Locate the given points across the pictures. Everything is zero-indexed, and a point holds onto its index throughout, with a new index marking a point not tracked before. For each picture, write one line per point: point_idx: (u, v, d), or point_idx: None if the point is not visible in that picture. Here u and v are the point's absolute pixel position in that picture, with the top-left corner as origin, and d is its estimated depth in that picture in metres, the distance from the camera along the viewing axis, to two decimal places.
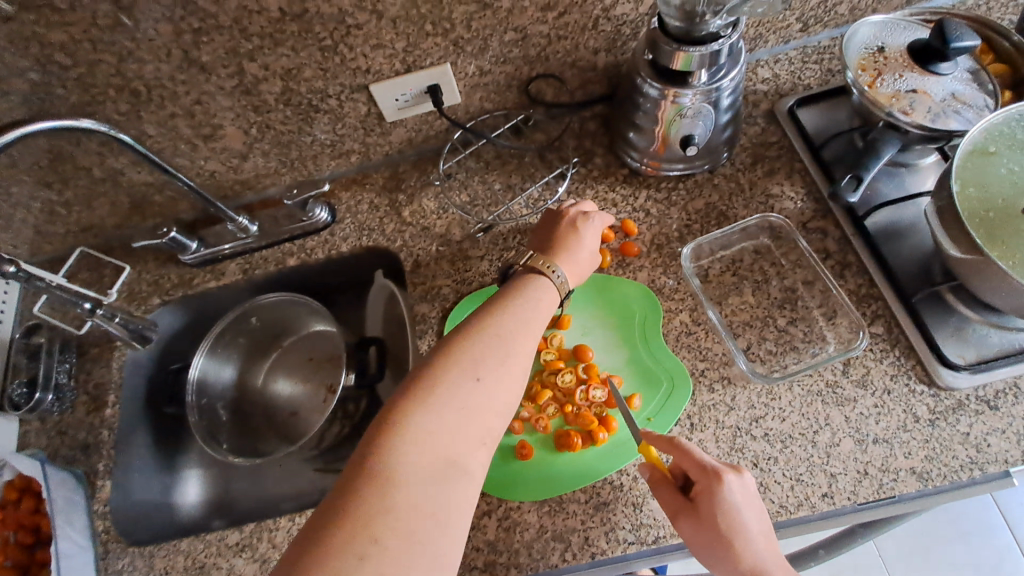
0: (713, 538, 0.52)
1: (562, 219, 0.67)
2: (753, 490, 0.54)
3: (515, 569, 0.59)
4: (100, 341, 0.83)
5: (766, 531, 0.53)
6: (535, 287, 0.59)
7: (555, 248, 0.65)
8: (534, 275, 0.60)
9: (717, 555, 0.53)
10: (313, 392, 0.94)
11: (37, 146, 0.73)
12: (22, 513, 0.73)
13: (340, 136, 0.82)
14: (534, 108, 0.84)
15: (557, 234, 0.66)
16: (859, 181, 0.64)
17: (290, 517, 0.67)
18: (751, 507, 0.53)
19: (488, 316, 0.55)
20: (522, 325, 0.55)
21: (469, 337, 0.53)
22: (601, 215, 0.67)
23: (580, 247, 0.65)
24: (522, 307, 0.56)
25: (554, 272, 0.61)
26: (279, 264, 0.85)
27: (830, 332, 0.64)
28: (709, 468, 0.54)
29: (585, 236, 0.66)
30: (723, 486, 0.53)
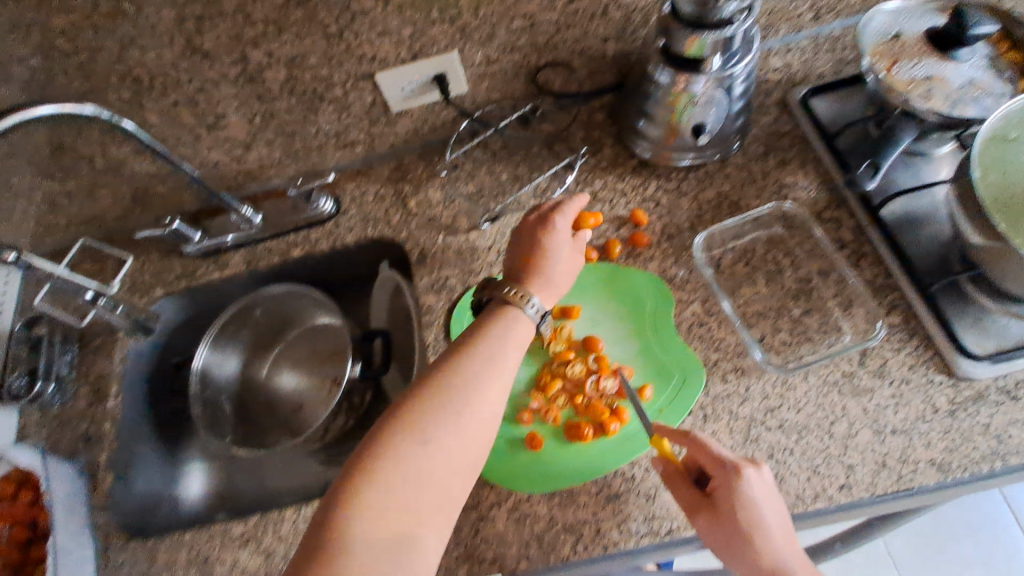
0: (729, 533, 0.53)
1: (531, 230, 0.64)
2: (773, 484, 0.54)
3: (525, 560, 0.59)
4: (103, 333, 0.82)
5: (787, 529, 0.53)
6: (508, 322, 0.57)
7: (528, 269, 0.62)
8: (506, 306, 0.58)
9: (734, 550, 0.53)
10: (318, 385, 0.92)
11: (38, 135, 0.72)
12: (16, 508, 0.68)
13: (345, 126, 0.81)
14: (541, 98, 0.82)
15: (528, 250, 0.63)
16: (876, 169, 0.67)
17: (295, 508, 0.67)
18: (770, 503, 0.53)
19: (453, 361, 0.53)
20: (500, 359, 0.54)
21: (432, 387, 0.51)
22: (567, 218, 0.64)
23: (554, 265, 0.62)
24: (496, 343, 0.55)
25: (528, 303, 0.58)
26: (283, 255, 0.84)
27: (846, 323, 0.63)
28: (727, 462, 0.54)
29: (557, 251, 0.63)
30: (740, 480, 0.53)
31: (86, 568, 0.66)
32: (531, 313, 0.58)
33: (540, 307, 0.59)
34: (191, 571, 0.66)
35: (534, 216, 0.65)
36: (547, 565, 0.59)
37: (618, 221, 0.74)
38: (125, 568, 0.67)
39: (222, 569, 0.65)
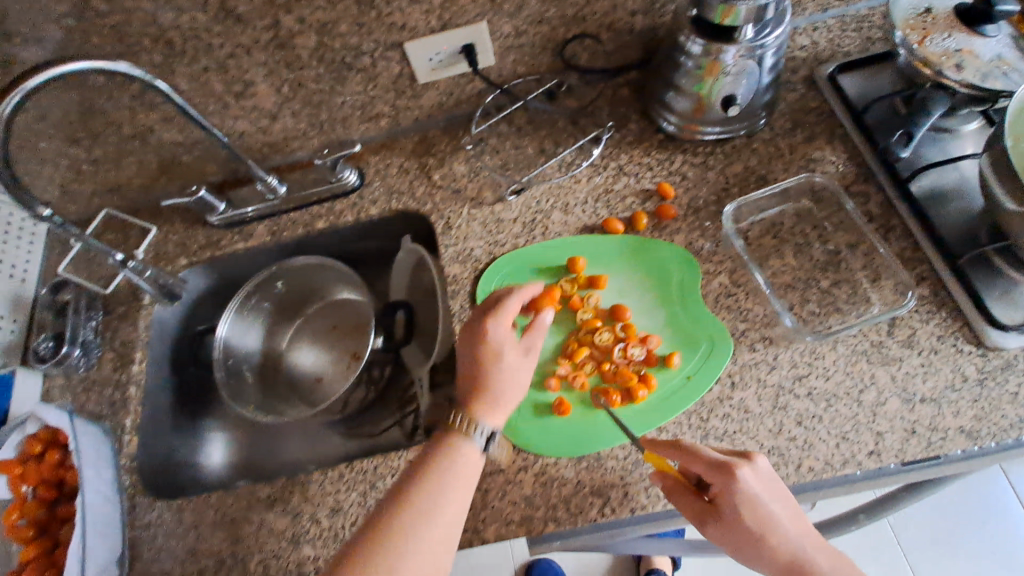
0: (741, 535, 0.53)
1: (469, 340, 0.62)
2: (770, 474, 0.54)
3: (553, 523, 0.60)
4: (127, 301, 0.83)
5: (795, 514, 0.54)
6: (456, 455, 0.56)
7: (473, 383, 0.60)
8: (453, 434, 0.58)
9: (750, 550, 0.54)
10: (339, 359, 0.93)
11: (68, 99, 0.73)
12: (43, 467, 0.69)
13: (371, 98, 0.81)
14: (567, 72, 0.82)
15: (470, 364, 0.61)
16: (910, 138, 0.67)
17: (322, 471, 0.68)
18: (773, 496, 0.53)
19: (414, 481, 0.55)
20: (457, 475, 0.55)
21: (396, 505, 0.53)
22: (502, 320, 0.62)
23: (499, 376, 0.60)
24: (448, 467, 0.55)
25: (475, 432, 0.57)
26: (307, 227, 0.84)
27: (874, 294, 0.64)
28: (722, 465, 0.54)
29: (498, 359, 0.61)
30: (738, 483, 0.53)
31: (114, 526, 0.67)
32: (479, 440, 0.58)
33: (488, 431, 0.58)
34: (217, 531, 0.67)
35: (473, 321, 0.63)
36: (574, 527, 0.60)
37: (644, 194, 0.75)
38: (153, 528, 0.69)
39: (249, 529, 0.66)
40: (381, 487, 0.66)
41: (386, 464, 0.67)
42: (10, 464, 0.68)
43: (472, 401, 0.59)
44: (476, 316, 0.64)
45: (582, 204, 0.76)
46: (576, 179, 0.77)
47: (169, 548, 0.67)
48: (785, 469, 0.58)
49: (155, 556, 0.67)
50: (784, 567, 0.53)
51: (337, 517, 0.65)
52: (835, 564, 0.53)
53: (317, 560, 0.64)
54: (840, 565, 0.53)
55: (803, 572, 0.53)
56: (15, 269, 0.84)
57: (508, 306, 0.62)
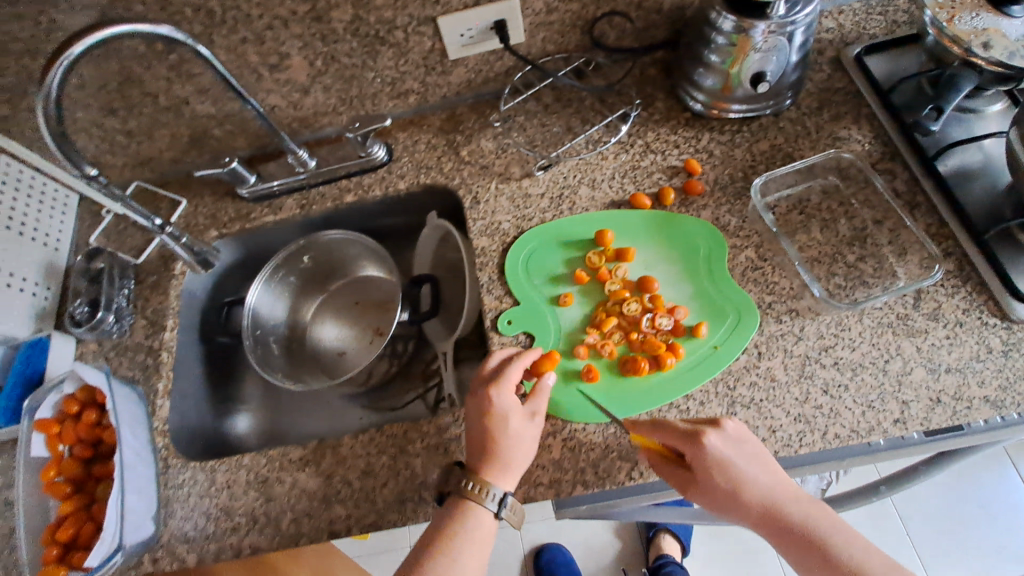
0: (718, 497, 0.56)
1: (475, 409, 0.62)
2: (739, 438, 0.57)
3: (581, 486, 0.61)
4: (158, 270, 0.85)
5: (769, 472, 0.56)
6: (469, 528, 0.58)
7: (482, 449, 0.60)
8: (466, 503, 0.59)
9: (730, 510, 0.56)
10: (363, 335, 0.94)
11: (107, 68, 0.74)
12: (80, 426, 0.70)
13: (401, 74, 0.81)
14: (595, 51, 0.83)
15: (478, 433, 0.61)
16: (940, 112, 0.68)
17: (353, 435, 0.69)
18: (742, 456, 0.56)
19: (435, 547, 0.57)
20: (474, 544, 0.57)
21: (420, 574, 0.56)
22: (505, 389, 0.62)
23: (507, 441, 0.60)
24: (465, 533, 0.58)
25: (489, 498, 0.58)
26: (336, 200, 0.85)
27: (900, 268, 0.65)
28: (689, 432, 0.57)
29: (506, 427, 0.60)
30: (704, 446, 0.56)
31: (150, 485, 0.69)
32: (493, 506, 0.58)
33: (501, 496, 0.59)
34: (251, 491, 0.69)
35: (482, 382, 0.63)
36: (602, 489, 0.61)
37: (672, 170, 0.76)
38: (185, 488, 0.70)
39: (281, 489, 0.68)
40: (410, 450, 0.67)
41: (416, 429, 0.68)
42: (48, 422, 0.70)
43: (483, 470, 0.59)
44: (480, 384, 0.64)
45: (609, 179, 0.77)
46: (603, 155, 0.79)
47: (202, 507, 0.69)
48: (811, 436, 0.60)
49: (188, 514, 0.69)
50: (766, 523, 0.55)
51: (367, 479, 0.67)
52: (817, 517, 0.54)
53: (348, 519, 0.65)
54: (822, 519, 0.54)
55: (785, 528, 0.54)
56: (50, 237, 0.85)
57: (510, 374, 0.62)
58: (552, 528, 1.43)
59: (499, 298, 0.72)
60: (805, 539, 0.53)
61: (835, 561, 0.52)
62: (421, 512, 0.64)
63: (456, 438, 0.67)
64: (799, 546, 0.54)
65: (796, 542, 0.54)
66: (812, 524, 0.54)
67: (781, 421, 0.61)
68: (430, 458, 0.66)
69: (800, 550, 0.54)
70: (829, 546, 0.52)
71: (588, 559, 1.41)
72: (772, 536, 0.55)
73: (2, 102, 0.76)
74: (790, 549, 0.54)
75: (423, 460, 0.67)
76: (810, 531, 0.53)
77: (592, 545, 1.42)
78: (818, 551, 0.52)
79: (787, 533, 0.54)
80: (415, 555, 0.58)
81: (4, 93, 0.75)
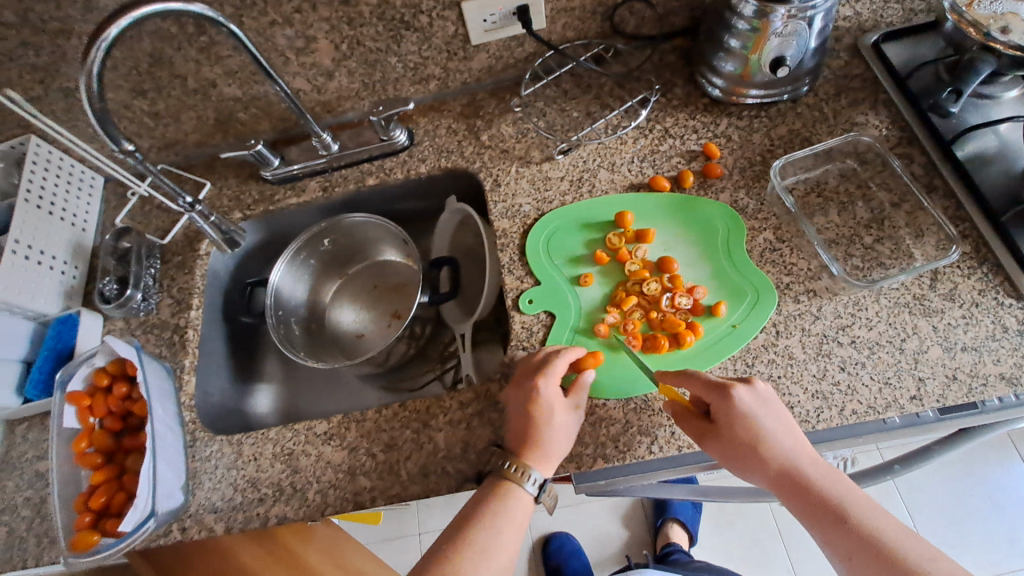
0: (735, 445, 0.57)
1: (519, 397, 0.63)
2: (767, 397, 0.58)
3: (602, 459, 0.63)
4: (183, 250, 0.86)
5: (789, 430, 0.57)
6: (510, 506, 0.59)
7: (524, 435, 0.61)
8: (507, 481, 0.60)
9: (743, 460, 0.57)
10: (381, 318, 0.97)
11: (139, 49, 0.76)
12: (111, 398, 0.72)
13: (424, 59, 0.83)
14: (615, 38, 0.84)
15: (521, 421, 0.62)
16: (958, 95, 0.69)
17: (377, 410, 0.71)
18: (765, 410, 0.58)
19: (475, 518, 0.59)
20: (512, 522, 0.58)
21: (460, 542, 0.57)
22: (551, 380, 0.62)
23: (550, 431, 0.61)
24: (506, 510, 0.59)
25: (528, 480, 0.60)
26: (358, 183, 0.87)
27: (917, 250, 0.66)
28: (717, 382, 0.59)
29: (550, 418, 0.61)
30: (731, 394, 0.58)
31: (179, 456, 0.70)
32: (531, 489, 0.60)
33: (540, 480, 0.60)
34: (277, 464, 0.70)
35: (529, 370, 0.64)
36: (621, 463, 0.63)
37: (690, 155, 0.77)
38: (212, 460, 0.71)
39: (307, 461, 0.69)
40: (433, 425, 0.68)
41: (439, 404, 0.69)
42: (79, 394, 0.71)
43: (524, 453, 0.60)
44: (525, 372, 0.64)
45: (628, 163, 0.78)
46: (622, 140, 0.80)
47: (229, 479, 0.70)
48: (829, 412, 0.61)
49: (215, 485, 0.70)
50: (778, 478, 0.56)
51: (391, 452, 0.68)
52: (834, 482, 0.55)
53: (373, 491, 0.66)
54: (838, 484, 0.55)
55: (798, 483, 0.55)
56: (77, 217, 0.86)
57: (556, 366, 0.63)
58: (560, 517, 1.44)
59: (520, 278, 0.74)
60: (818, 497, 0.54)
61: (846, 518, 0.52)
62: (444, 484, 0.65)
63: (478, 413, 0.68)
64: (810, 503, 0.54)
65: (807, 499, 0.54)
66: (827, 484, 0.54)
67: (799, 398, 0.62)
68: (453, 432, 0.68)
69: (811, 507, 0.54)
70: (843, 507, 0.53)
71: (596, 548, 1.41)
72: (782, 492, 0.56)
73: (35, 82, 0.78)
74: (800, 506, 0.55)
75: (446, 434, 0.68)
76: (824, 491, 0.54)
77: (600, 535, 1.42)
78: (831, 509, 0.53)
79: (799, 489, 0.55)
80: (454, 528, 0.59)
81: (37, 73, 0.77)
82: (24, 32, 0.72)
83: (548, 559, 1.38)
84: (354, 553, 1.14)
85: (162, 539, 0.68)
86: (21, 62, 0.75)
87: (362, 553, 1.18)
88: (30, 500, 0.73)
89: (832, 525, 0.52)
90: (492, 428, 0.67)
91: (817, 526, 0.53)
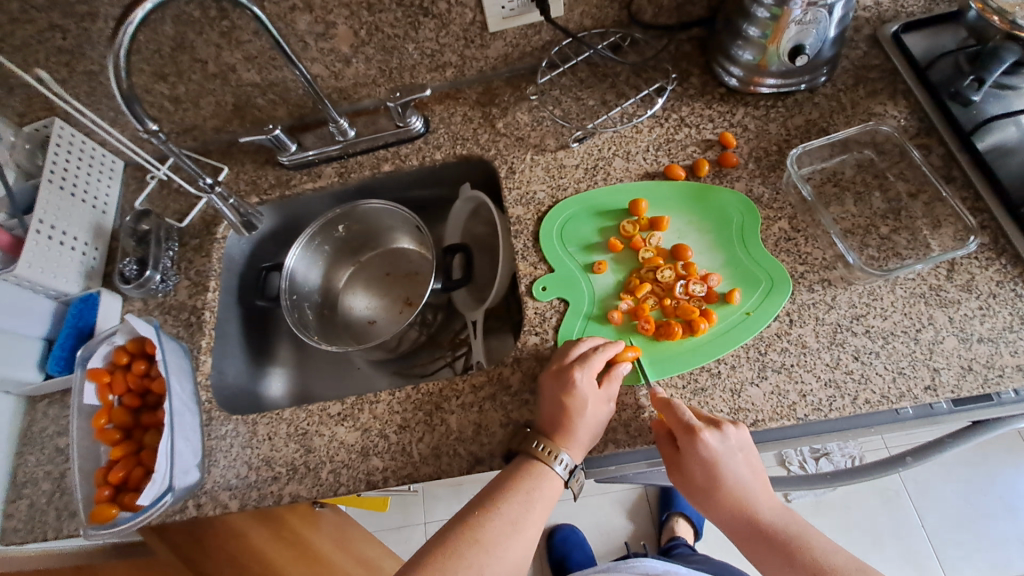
0: (695, 486, 0.59)
1: (554, 386, 0.62)
2: (739, 444, 0.58)
3: (613, 444, 0.63)
4: (201, 233, 0.87)
5: (753, 475, 0.58)
6: (538, 485, 0.59)
7: (557, 422, 0.61)
8: (536, 463, 0.61)
9: (705, 501, 0.59)
10: (392, 305, 0.98)
11: (163, 32, 0.77)
12: (131, 375, 0.73)
13: (441, 46, 0.83)
14: (631, 27, 0.84)
15: (555, 409, 0.61)
16: (981, 83, 0.70)
17: (390, 392, 0.71)
18: (733, 458, 0.57)
19: (500, 493, 0.60)
20: (538, 502, 0.59)
21: (486, 515, 0.58)
22: (588, 372, 0.62)
23: (583, 422, 0.61)
24: (533, 488, 0.59)
25: (557, 462, 0.60)
26: (373, 169, 0.87)
27: (934, 240, 0.66)
28: (688, 426, 0.58)
29: (584, 411, 0.61)
30: (699, 443, 0.57)
31: (195, 433, 0.71)
32: (560, 470, 0.60)
33: (569, 463, 0.61)
34: (291, 444, 0.70)
35: (563, 359, 0.64)
36: (632, 448, 0.63)
37: (706, 143, 0.77)
38: (228, 438, 0.72)
39: (320, 441, 0.70)
40: (446, 407, 0.69)
41: (452, 387, 0.70)
42: (100, 371, 0.72)
43: (557, 438, 0.61)
44: (560, 363, 0.64)
45: (643, 152, 0.78)
46: (637, 129, 0.80)
47: (244, 457, 0.70)
48: (842, 401, 0.61)
49: (230, 463, 0.70)
50: (737, 520, 0.58)
51: (404, 433, 0.68)
52: (789, 523, 0.57)
53: (385, 471, 0.67)
54: (798, 526, 0.57)
55: (749, 528, 0.58)
56: (98, 200, 0.87)
57: (594, 360, 0.63)
58: (564, 510, 1.44)
59: (533, 264, 0.74)
60: (772, 539, 0.56)
61: (800, 560, 0.55)
62: (456, 466, 0.66)
63: (491, 397, 0.68)
64: (756, 546, 0.57)
65: (761, 541, 0.57)
66: (784, 529, 0.57)
67: (811, 386, 0.62)
68: (465, 416, 0.68)
69: (758, 549, 0.57)
70: (799, 552, 0.55)
71: (600, 541, 1.41)
72: (738, 533, 0.58)
73: (61, 64, 0.79)
74: (755, 549, 0.57)
75: (458, 417, 0.68)
76: (778, 536, 0.56)
77: (604, 528, 1.42)
78: (786, 553, 0.55)
79: (756, 534, 0.57)
80: (485, 496, 0.61)
81: (63, 56, 0.78)
82: (53, 15, 0.73)
83: (553, 550, 1.38)
84: (359, 538, 1.16)
85: (178, 515, 0.68)
86: (49, 45, 0.77)
87: (367, 539, 1.20)
88: (50, 474, 0.74)
89: (783, 565, 0.55)
90: (504, 411, 0.67)
91: (769, 564, 0.57)
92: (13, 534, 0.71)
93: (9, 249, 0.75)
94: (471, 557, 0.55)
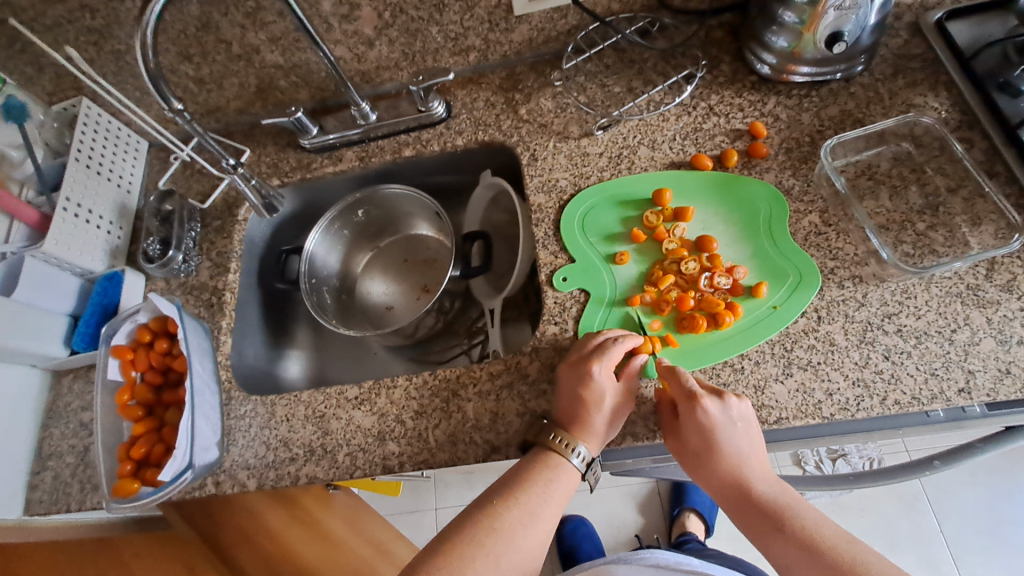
0: (688, 450, 0.59)
1: (571, 378, 0.62)
2: (740, 414, 0.57)
3: (631, 437, 0.63)
4: (223, 215, 0.87)
5: (750, 445, 0.57)
6: (554, 476, 0.59)
7: (575, 415, 0.61)
8: (553, 455, 0.60)
9: (697, 465, 0.58)
10: (410, 292, 0.98)
11: (189, 12, 0.76)
12: (154, 353, 0.74)
13: (465, 29, 0.82)
14: (661, 12, 0.82)
15: (573, 401, 0.61)
16: None
17: (407, 377, 0.71)
18: (731, 427, 0.57)
19: (519, 484, 0.59)
20: (553, 495, 0.59)
21: (504, 504, 0.58)
22: (605, 364, 0.61)
23: (601, 415, 0.60)
24: (550, 480, 0.59)
25: (575, 454, 0.60)
26: (394, 154, 0.87)
27: (973, 238, 0.64)
28: (689, 392, 0.58)
29: (602, 403, 0.60)
30: (697, 407, 0.57)
31: (215, 412, 0.71)
32: (577, 462, 0.60)
33: (586, 455, 0.60)
34: (308, 426, 0.70)
35: (584, 348, 0.64)
36: (651, 442, 0.62)
37: (735, 133, 0.75)
38: (247, 419, 0.72)
39: (337, 424, 0.70)
40: (463, 395, 0.68)
41: (469, 374, 0.70)
42: (123, 349, 0.73)
43: (573, 429, 0.60)
44: (579, 357, 0.63)
45: (670, 140, 0.76)
46: (663, 117, 0.78)
47: (263, 437, 0.71)
48: (870, 401, 0.59)
49: (248, 443, 0.71)
50: (728, 487, 0.57)
51: (420, 419, 0.68)
52: (783, 494, 0.55)
53: (401, 456, 0.67)
54: (791, 498, 0.55)
55: (742, 496, 0.56)
56: (123, 179, 0.88)
57: (612, 352, 0.62)
58: (576, 501, 1.44)
59: (554, 253, 0.73)
60: (758, 503, 0.55)
61: (785, 526, 0.53)
62: (472, 454, 0.65)
63: (508, 385, 0.68)
64: (748, 516, 0.55)
65: (751, 509, 0.55)
66: (774, 497, 0.55)
67: (839, 385, 0.60)
68: (482, 403, 0.67)
69: (749, 519, 0.55)
70: (786, 519, 0.53)
71: (612, 534, 1.40)
72: (731, 502, 0.57)
73: (89, 43, 0.80)
74: (745, 518, 0.56)
75: (474, 405, 0.68)
76: (768, 503, 0.55)
77: (616, 522, 1.41)
78: (774, 519, 0.53)
79: (747, 502, 0.56)
80: (503, 484, 0.60)
81: (91, 35, 0.79)
82: None
83: (563, 542, 1.38)
84: (372, 523, 1.16)
85: (197, 492, 0.69)
86: (77, 24, 0.77)
87: (379, 523, 1.21)
88: (74, 448, 0.76)
89: (769, 530, 0.53)
90: (521, 401, 0.67)
91: (757, 533, 0.54)
92: (38, 505, 0.73)
93: (37, 226, 0.77)
94: (489, 544, 0.55)
